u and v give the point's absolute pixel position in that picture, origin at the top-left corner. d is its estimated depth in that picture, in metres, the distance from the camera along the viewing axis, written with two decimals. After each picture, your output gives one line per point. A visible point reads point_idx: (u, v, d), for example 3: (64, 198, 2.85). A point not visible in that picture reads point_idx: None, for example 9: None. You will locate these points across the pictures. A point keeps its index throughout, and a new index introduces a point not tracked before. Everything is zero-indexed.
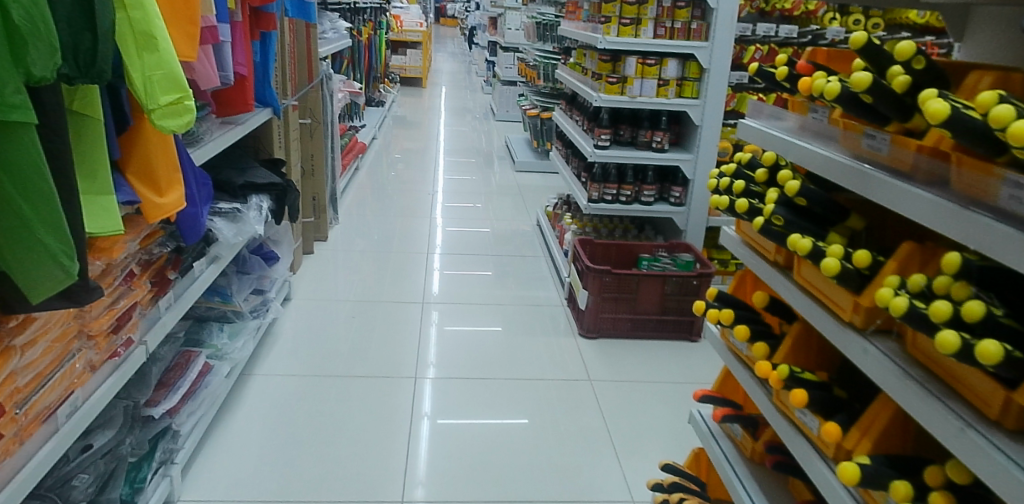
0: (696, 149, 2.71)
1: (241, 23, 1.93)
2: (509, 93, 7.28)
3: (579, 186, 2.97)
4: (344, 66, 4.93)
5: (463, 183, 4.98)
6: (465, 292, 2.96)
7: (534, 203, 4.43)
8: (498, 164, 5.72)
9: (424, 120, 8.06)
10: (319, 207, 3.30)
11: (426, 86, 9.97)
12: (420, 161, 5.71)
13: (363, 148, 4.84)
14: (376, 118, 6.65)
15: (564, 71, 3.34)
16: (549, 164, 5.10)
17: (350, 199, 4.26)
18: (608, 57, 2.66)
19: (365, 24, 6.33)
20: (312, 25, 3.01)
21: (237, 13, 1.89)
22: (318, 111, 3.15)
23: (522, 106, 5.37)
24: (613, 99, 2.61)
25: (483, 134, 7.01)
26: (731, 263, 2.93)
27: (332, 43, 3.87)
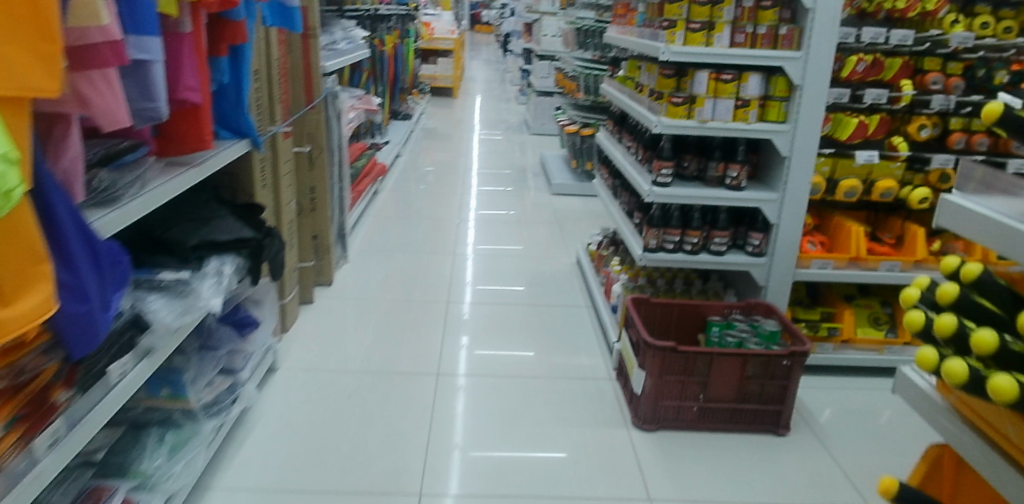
0: (782, 186, 2.14)
1: (190, 35, 1.45)
2: (545, 104, 6.76)
3: (631, 228, 2.42)
4: (363, 77, 4.48)
5: (493, 205, 4.44)
6: (491, 354, 2.43)
7: (574, 232, 3.87)
8: (533, 183, 5.17)
9: (454, 133, 7.57)
10: (322, 247, 2.82)
11: (458, 96, 9.50)
12: (447, 178, 5.20)
13: (382, 169, 4.37)
14: (402, 131, 6.20)
15: (612, 86, 2.79)
16: (589, 186, 4.53)
17: (365, 228, 3.77)
18: (671, 71, 2.10)
19: (389, 32, 5.90)
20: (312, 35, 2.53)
21: (180, 22, 1.41)
22: (320, 136, 2.67)
23: (559, 121, 4.85)
24: (678, 125, 2.06)
25: (516, 148, 6.50)
26: (822, 328, 2.34)
27: (345, 54, 3.40)
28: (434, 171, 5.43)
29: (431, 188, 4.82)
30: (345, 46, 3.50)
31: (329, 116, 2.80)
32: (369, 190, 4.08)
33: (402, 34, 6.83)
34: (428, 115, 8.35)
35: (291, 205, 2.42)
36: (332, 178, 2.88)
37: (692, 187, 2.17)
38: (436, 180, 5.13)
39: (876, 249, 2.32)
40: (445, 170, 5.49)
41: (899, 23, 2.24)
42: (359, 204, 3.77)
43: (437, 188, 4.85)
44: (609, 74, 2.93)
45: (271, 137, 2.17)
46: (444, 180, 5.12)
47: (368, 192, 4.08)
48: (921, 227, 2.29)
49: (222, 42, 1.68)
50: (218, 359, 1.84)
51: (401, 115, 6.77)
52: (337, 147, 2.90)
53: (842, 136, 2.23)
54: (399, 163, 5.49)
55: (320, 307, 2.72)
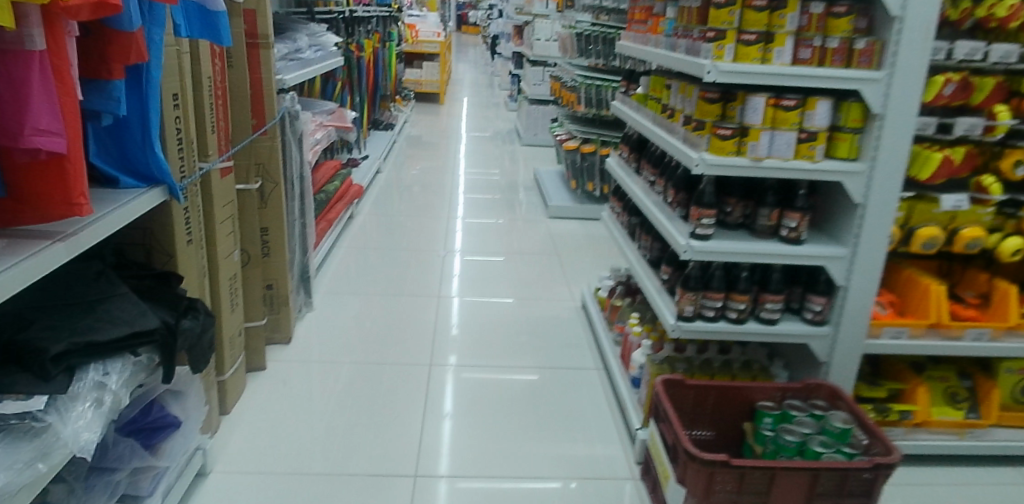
0: (853, 240, 1.71)
1: (50, 54, 0.97)
2: (538, 112, 6.29)
3: (659, 284, 1.97)
4: (337, 87, 4.01)
5: (484, 230, 3.95)
6: (483, 438, 1.95)
7: (576, 264, 3.40)
8: (527, 201, 4.68)
9: (441, 141, 7.07)
10: (279, 299, 2.33)
11: (444, 102, 9.01)
12: (432, 196, 4.72)
13: (357, 191, 3.88)
14: (383, 142, 5.70)
15: (628, 106, 2.34)
16: (591, 209, 4.06)
17: (336, 261, 3.28)
18: (716, 94, 1.66)
19: (368, 36, 5.43)
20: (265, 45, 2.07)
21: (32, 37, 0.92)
22: (275, 166, 2.19)
23: (556, 136, 4.39)
24: (727, 163, 1.61)
25: (507, 160, 6.02)
26: (894, 411, 1.88)
27: (312, 64, 2.93)
28: (418, 188, 4.93)
29: (414, 208, 4.33)
30: (312, 54, 3.03)
31: (286, 139, 2.31)
32: (342, 216, 3.58)
33: (384, 37, 6.37)
34: (413, 123, 7.85)
35: (233, 255, 1.94)
36: (291, 214, 2.39)
37: (738, 239, 1.73)
38: (419, 198, 4.63)
39: (959, 312, 1.88)
40: (429, 186, 4.99)
41: (991, 35, 1.80)
42: (330, 234, 3.27)
43: (421, 208, 4.35)
44: (622, 91, 2.47)
45: (202, 176, 1.69)
46: (428, 199, 4.62)
47: (342, 217, 3.58)
48: (1014, 287, 1.85)
49: (116, 63, 1.18)
50: (116, 485, 1.37)
51: (383, 124, 6.28)
52: (297, 176, 2.42)
53: (922, 176, 1.77)
54: (379, 179, 4.99)
55: (274, 373, 2.22)
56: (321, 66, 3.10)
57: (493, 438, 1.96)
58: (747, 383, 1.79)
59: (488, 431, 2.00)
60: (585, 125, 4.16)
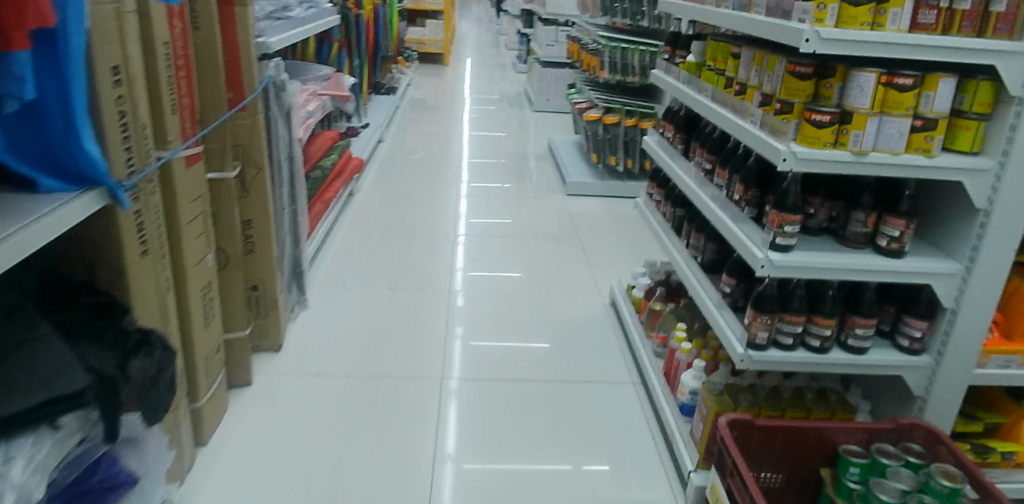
0: (970, 254, 1.37)
1: None
2: (551, 75, 5.86)
3: (716, 296, 1.65)
4: (334, 50, 3.67)
5: (495, 209, 3.61)
6: (505, 475, 1.65)
7: (599, 250, 3.07)
8: (541, 175, 4.32)
9: (446, 106, 6.66)
10: (267, 303, 2.02)
11: (450, 64, 8.55)
12: (439, 169, 4.35)
13: (357, 166, 3.53)
14: (385, 108, 5.32)
15: (674, 76, 1.97)
16: (613, 186, 3.71)
17: (335, 244, 2.94)
18: (809, 68, 1.29)
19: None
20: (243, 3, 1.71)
21: None
22: (256, 147, 1.85)
23: (574, 103, 4.00)
24: (823, 157, 1.26)
25: (518, 128, 5.63)
26: (995, 454, 1.58)
27: (305, 24, 2.55)
28: (423, 160, 4.57)
29: (419, 183, 3.98)
30: (304, 12, 2.67)
31: (269, 115, 1.96)
32: (340, 194, 3.24)
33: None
34: (417, 86, 7.42)
35: (207, 260, 1.61)
36: (278, 202, 2.06)
37: (826, 250, 1.40)
38: (425, 172, 4.28)
39: None
40: (435, 158, 4.63)
41: None
42: (326, 216, 2.94)
43: (427, 183, 4.00)
44: (665, 57, 2.10)
45: (160, 168, 1.35)
46: (435, 173, 4.26)
47: (340, 196, 3.24)
48: None
49: (20, 29, 0.84)
50: None
51: (385, 88, 5.88)
52: (284, 157, 2.07)
53: None
54: (381, 149, 4.64)
55: (261, 389, 1.92)
56: (314, 26, 2.73)
57: (516, 468, 1.68)
58: (827, 422, 1.48)
59: (511, 464, 1.70)
60: (606, 92, 3.77)
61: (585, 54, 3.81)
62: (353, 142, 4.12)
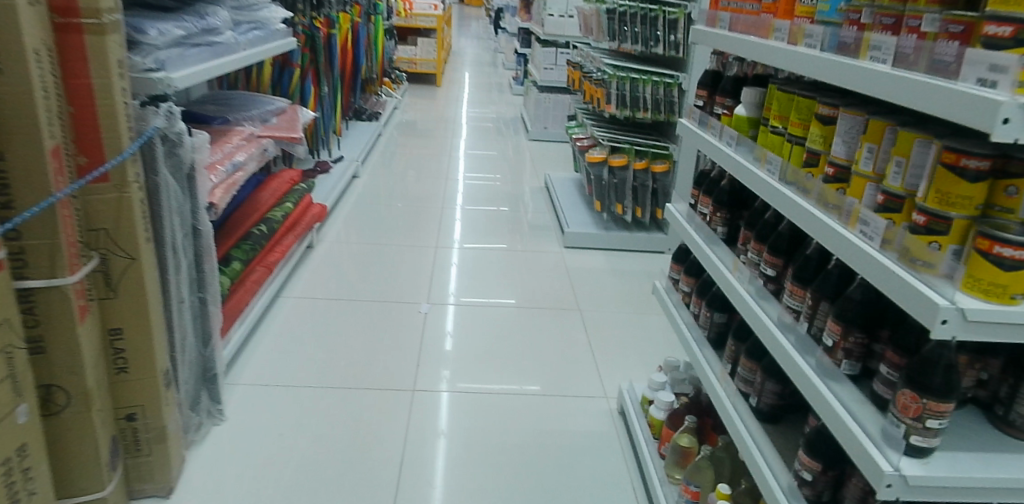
0: None
1: None
2: (549, 101, 5.35)
3: (786, 476, 1.11)
4: (296, 78, 3.16)
5: (481, 263, 3.06)
6: None
7: (603, 325, 2.52)
8: (536, 217, 3.77)
9: (435, 130, 6.12)
10: (155, 436, 1.48)
11: (442, 84, 8.02)
12: (419, 207, 3.80)
13: (317, 212, 2.98)
14: (365, 136, 4.78)
15: (717, 135, 1.43)
16: (619, 238, 3.18)
17: (280, 316, 2.39)
18: (984, 162, 0.75)
19: (347, 9, 4.51)
20: (104, 33, 1.19)
21: None
22: (127, 231, 1.32)
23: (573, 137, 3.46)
24: (1008, 319, 0.72)
25: (512, 158, 5.10)
26: None
27: (231, 55, 2.03)
28: (402, 195, 4.00)
29: (394, 226, 3.41)
30: (236, 37, 2.13)
31: (157, 182, 1.43)
32: (292, 251, 2.69)
33: (369, 10, 5.44)
34: (405, 109, 6.88)
35: (19, 416, 1.07)
36: (172, 296, 1.52)
37: (985, 450, 0.86)
38: (403, 210, 3.71)
39: None
40: (416, 193, 4.07)
41: None
42: (268, 284, 2.39)
43: (403, 226, 3.44)
44: (699, 105, 1.57)
45: None
46: (415, 211, 3.70)
47: (292, 253, 2.69)
48: None
49: None
50: None
51: (367, 113, 5.35)
52: (181, 234, 1.54)
53: None
54: (356, 184, 4.09)
55: None
56: (250, 54, 2.20)
57: None
58: None
59: None
60: (611, 127, 3.22)
61: (586, 82, 3.27)
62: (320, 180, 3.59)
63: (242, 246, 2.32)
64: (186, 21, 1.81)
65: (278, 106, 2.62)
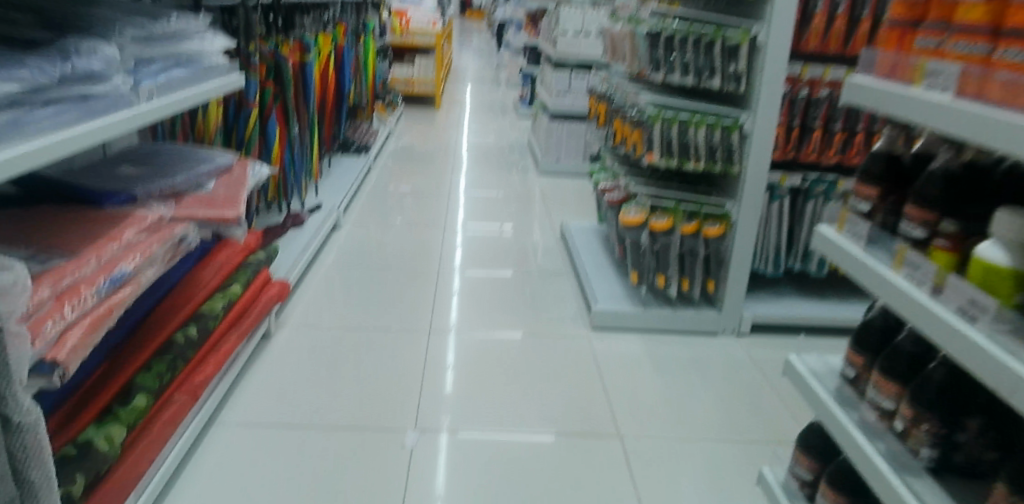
0: None
1: None
2: (563, 131, 4.73)
3: None
4: (254, 120, 2.55)
5: (485, 352, 2.40)
6: None
7: (651, 460, 1.87)
8: (553, 277, 3.12)
9: (434, 159, 5.47)
10: None
11: (440, 107, 7.40)
12: (412, 265, 3.15)
13: (278, 293, 2.34)
14: (351, 173, 4.16)
15: (921, 280, 0.94)
16: (659, 316, 2.54)
17: (208, 458, 1.73)
18: None
19: (329, 28, 3.90)
20: None
21: None
22: None
23: (599, 186, 2.80)
24: None
25: (521, 196, 4.46)
26: None
27: (140, 110, 1.43)
28: (391, 250, 3.34)
29: (379, 297, 2.76)
30: (139, 82, 1.50)
31: None
32: (236, 353, 2.05)
33: (357, 29, 4.84)
34: (400, 135, 6.25)
35: None
36: None
37: None
38: (391, 271, 3.05)
39: None
40: (408, 246, 3.41)
41: None
42: (191, 417, 1.74)
43: (390, 296, 2.78)
44: (865, 211, 1.12)
45: None
46: (404, 274, 3.04)
47: (237, 356, 2.05)
48: None
49: None
50: None
51: (355, 146, 4.71)
52: None
53: None
54: (338, 236, 3.44)
55: None
56: (167, 105, 1.56)
57: None
58: None
59: None
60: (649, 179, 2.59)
61: (616, 121, 2.65)
62: (291, 238, 2.95)
63: (155, 368, 1.68)
64: (38, 67, 1.19)
65: (211, 168, 1.98)
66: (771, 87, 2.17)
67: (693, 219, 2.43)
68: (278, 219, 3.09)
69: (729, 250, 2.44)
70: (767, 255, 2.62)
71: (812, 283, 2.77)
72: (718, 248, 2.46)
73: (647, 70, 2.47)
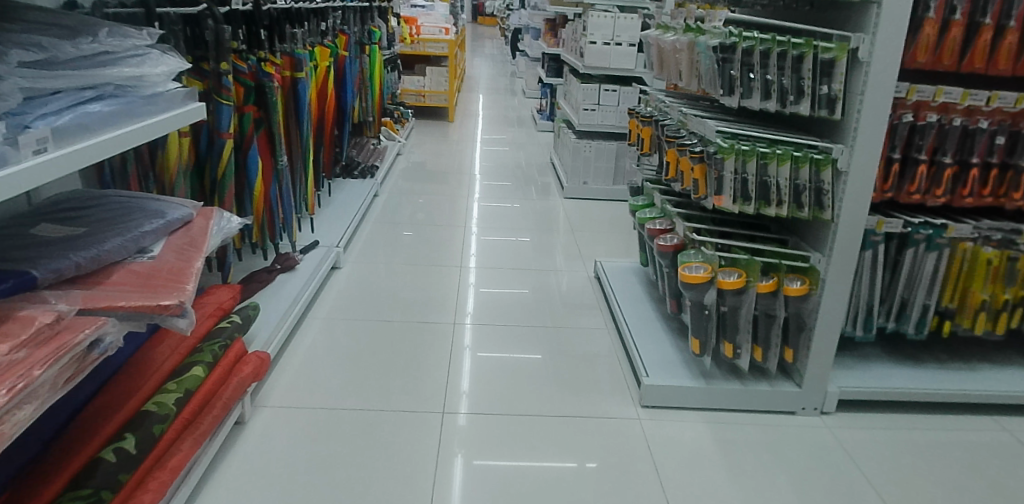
0: None
1: None
2: (591, 150, 4.30)
3: None
4: (229, 152, 2.10)
5: (512, 440, 1.94)
6: None
7: None
8: (586, 330, 2.65)
9: (447, 178, 5.03)
10: None
11: (453, 120, 6.97)
12: (425, 314, 2.71)
13: (259, 372, 1.92)
14: (356, 201, 3.73)
15: None
16: (726, 393, 2.09)
17: None
18: None
19: (329, 38, 3.47)
20: None
21: None
22: None
23: (652, 226, 2.36)
24: None
25: (545, 224, 4.03)
26: None
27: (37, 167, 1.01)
28: (399, 293, 2.89)
29: (387, 360, 2.33)
30: (37, 128, 1.07)
31: None
32: (193, 462, 1.62)
33: (363, 39, 4.42)
34: (411, 151, 5.82)
35: None
36: None
37: None
38: (397, 324, 2.59)
39: None
40: (418, 288, 2.95)
41: None
42: None
43: (394, 361, 2.33)
44: None
45: None
46: (412, 328, 2.58)
47: (194, 465, 1.62)
48: None
49: None
50: None
51: (359, 168, 4.29)
52: None
53: None
54: (337, 277, 3.01)
55: None
56: (82, 155, 1.13)
57: None
58: None
59: None
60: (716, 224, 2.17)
61: (669, 151, 2.23)
62: (283, 289, 2.52)
63: None
64: None
65: (157, 226, 1.55)
66: (874, 116, 1.75)
67: (770, 274, 2.03)
68: (265, 264, 2.68)
69: (813, 314, 2.03)
70: (856, 314, 2.18)
71: (905, 344, 2.29)
72: (798, 309, 2.04)
73: (717, 92, 2.01)
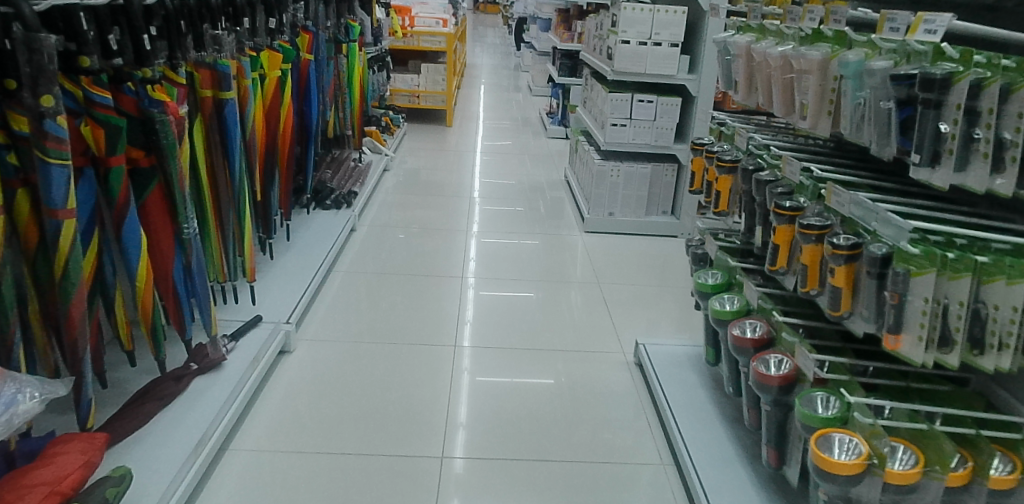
0: None
1: None
2: (620, 174, 3.49)
3: None
4: (72, 236, 1.31)
5: None
6: None
7: None
8: (631, 473, 1.86)
9: (442, 199, 4.20)
10: None
11: (452, 124, 6.14)
12: (403, 439, 1.92)
13: None
14: (324, 247, 2.92)
15: None
16: None
17: None
18: None
19: (286, 35, 2.66)
20: None
21: None
22: None
23: (743, 330, 1.57)
24: None
25: (562, 270, 3.21)
26: None
27: None
28: (366, 402, 2.08)
29: None
30: None
31: None
32: None
33: (338, 35, 3.57)
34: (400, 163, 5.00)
35: None
36: None
37: None
38: (361, 465, 1.80)
39: None
40: (393, 391, 2.14)
41: None
42: None
43: None
44: None
45: None
46: (382, 471, 1.78)
47: None
48: None
49: None
50: None
51: (332, 196, 3.46)
52: None
53: None
54: (282, 370, 2.20)
55: None
56: None
57: None
58: None
59: None
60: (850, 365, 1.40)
61: (778, 227, 1.43)
62: (200, 418, 1.74)
63: None
64: None
65: None
66: None
67: (959, 450, 1.23)
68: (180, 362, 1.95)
69: None
70: None
71: None
72: None
73: (887, 153, 1.17)
